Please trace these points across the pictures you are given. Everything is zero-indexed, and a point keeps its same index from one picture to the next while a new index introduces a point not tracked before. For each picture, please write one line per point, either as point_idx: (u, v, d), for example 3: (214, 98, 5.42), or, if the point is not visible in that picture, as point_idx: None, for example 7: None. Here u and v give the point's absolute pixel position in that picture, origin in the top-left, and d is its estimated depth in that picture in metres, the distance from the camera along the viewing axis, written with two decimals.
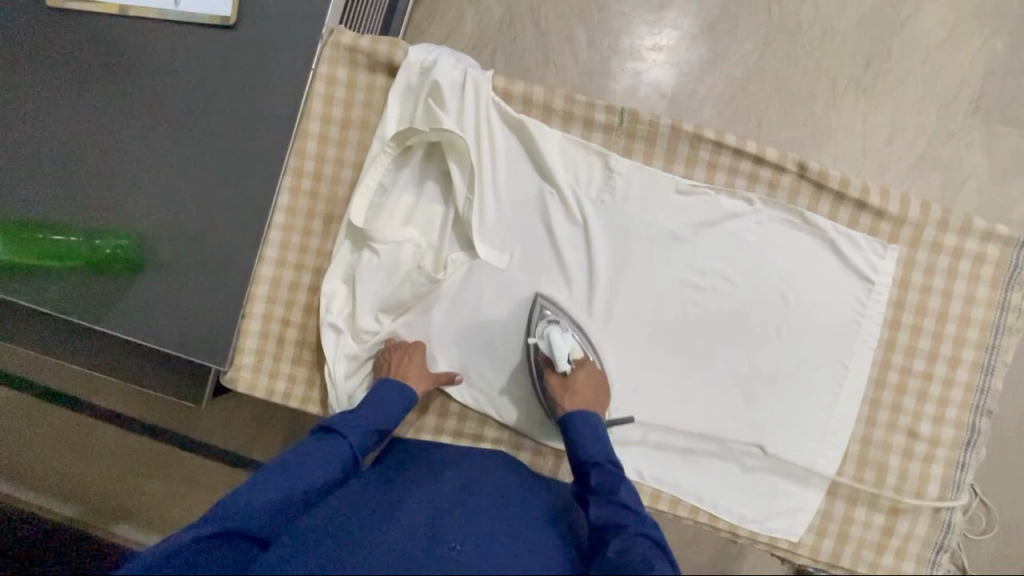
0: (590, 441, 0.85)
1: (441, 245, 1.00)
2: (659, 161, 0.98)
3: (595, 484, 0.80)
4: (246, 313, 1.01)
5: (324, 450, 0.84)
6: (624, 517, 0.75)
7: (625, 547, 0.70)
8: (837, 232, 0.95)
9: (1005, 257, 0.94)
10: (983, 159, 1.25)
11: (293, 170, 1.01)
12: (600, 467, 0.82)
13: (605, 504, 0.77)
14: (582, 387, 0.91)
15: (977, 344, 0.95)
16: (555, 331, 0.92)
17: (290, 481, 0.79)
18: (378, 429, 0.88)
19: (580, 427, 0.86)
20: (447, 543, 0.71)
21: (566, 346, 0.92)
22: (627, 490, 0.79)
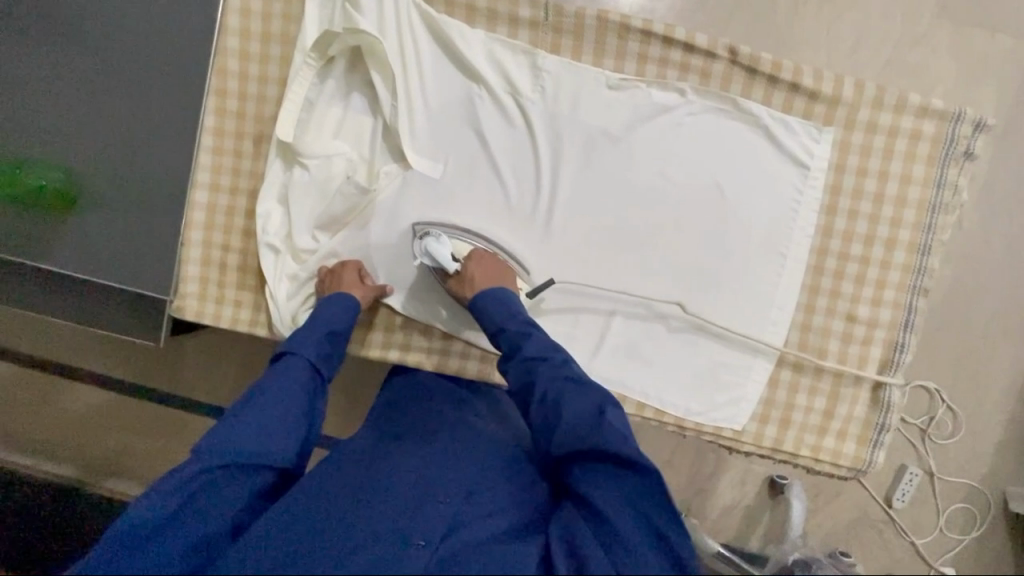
0: (495, 310, 0.87)
1: (373, 157, 0.98)
2: (587, 57, 0.96)
3: (506, 348, 0.83)
4: (185, 241, 1.01)
5: (292, 373, 0.84)
6: (531, 368, 0.78)
7: (541, 399, 0.74)
8: (772, 117, 0.94)
9: (941, 132, 0.93)
10: (948, 62, 1.26)
11: (216, 90, 0.98)
12: (507, 331, 0.84)
13: (517, 364, 0.80)
14: (474, 273, 0.92)
15: (914, 224, 0.95)
16: (429, 240, 0.94)
17: (266, 410, 0.79)
18: (330, 331, 0.90)
19: (479, 309, 0.88)
20: (436, 498, 0.72)
21: (444, 248, 0.93)
22: (537, 337, 0.82)
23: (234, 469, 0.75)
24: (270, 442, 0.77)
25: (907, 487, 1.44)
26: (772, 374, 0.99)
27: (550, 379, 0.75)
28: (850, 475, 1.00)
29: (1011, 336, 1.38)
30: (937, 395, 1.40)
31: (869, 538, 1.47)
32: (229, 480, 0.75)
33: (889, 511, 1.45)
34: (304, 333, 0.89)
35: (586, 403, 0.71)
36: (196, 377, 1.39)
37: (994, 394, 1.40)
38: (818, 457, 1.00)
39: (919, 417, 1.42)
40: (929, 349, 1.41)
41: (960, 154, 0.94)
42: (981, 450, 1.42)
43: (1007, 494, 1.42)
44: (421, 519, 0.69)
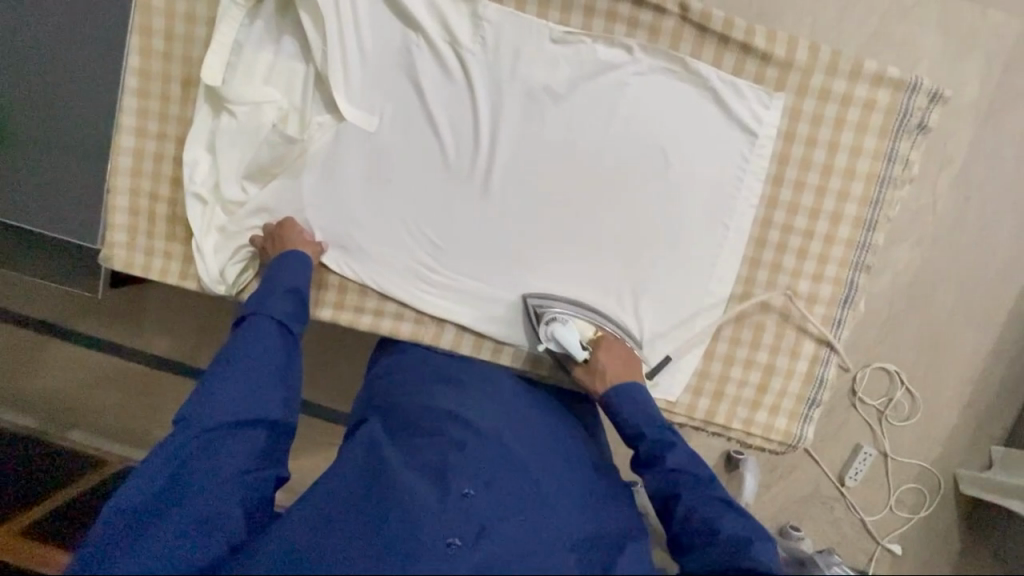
0: (633, 413, 0.83)
1: (305, 107, 0.94)
2: (532, 7, 0.91)
3: (646, 456, 0.81)
4: (111, 187, 0.97)
5: (262, 335, 0.83)
6: (679, 482, 0.77)
7: (691, 509, 0.75)
8: (722, 80, 0.90)
9: (895, 102, 0.90)
10: (939, 35, 1.24)
11: (141, 28, 0.93)
12: (648, 438, 0.81)
13: (658, 474, 0.79)
14: (605, 364, 0.89)
15: (861, 198, 0.92)
16: (558, 328, 0.90)
17: (235, 373, 0.79)
18: (291, 288, 0.87)
19: (620, 411, 0.84)
20: (459, 492, 0.72)
21: (574, 335, 0.90)
22: (680, 447, 0.80)
23: (222, 436, 0.76)
24: (252, 405, 0.78)
25: (861, 465, 1.44)
26: (707, 346, 0.98)
27: (701, 498, 0.76)
28: (780, 449, 1.00)
29: (971, 321, 1.37)
30: (902, 380, 1.40)
31: (817, 513, 1.48)
32: (221, 447, 0.75)
33: (841, 488, 1.45)
34: (265, 293, 0.87)
35: (740, 522, 0.75)
36: (155, 334, 1.36)
37: (948, 378, 1.40)
38: (749, 430, 0.99)
39: (878, 398, 1.42)
40: (890, 331, 1.39)
41: (914, 127, 0.91)
42: (931, 433, 1.43)
43: (958, 475, 1.43)
44: (453, 515, 0.69)
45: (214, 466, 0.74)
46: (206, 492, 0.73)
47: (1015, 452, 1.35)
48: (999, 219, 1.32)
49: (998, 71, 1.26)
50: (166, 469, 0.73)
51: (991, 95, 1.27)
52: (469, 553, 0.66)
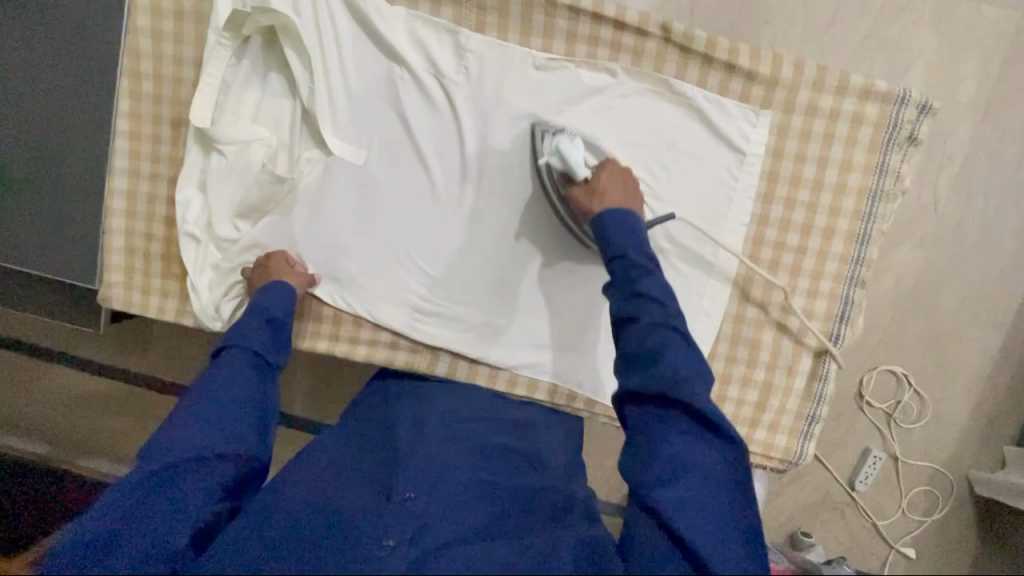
0: (620, 230, 0.78)
1: (294, 142, 0.95)
2: (514, 35, 0.91)
3: (617, 274, 0.76)
4: (106, 229, 0.98)
5: (237, 365, 0.80)
6: (638, 305, 0.72)
7: (640, 335, 0.70)
8: (706, 100, 0.90)
9: (884, 115, 0.89)
10: (932, 35, 1.23)
11: (130, 72, 0.94)
12: (626, 256, 0.76)
13: (625, 295, 0.74)
14: (608, 186, 0.84)
15: (853, 213, 0.92)
16: (563, 141, 0.86)
17: (211, 403, 0.75)
18: (268, 318, 0.86)
19: (607, 222, 0.79)
20: (402, 497, 0.74)
21: (577, 152, 0.86)
22: (651, 277, 0.73)
23: (186, 467, 0.70)
24: (223, 437, 0.74)
25: (871, 469, 1.42)
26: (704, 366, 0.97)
27: (655, 322, 0.70)
28: (781, 466, 0.99)
29: (976, 323, 1.36)
30: (911, 384, 1.38)
31: (830, 520, 1.45)
32: (184, 477, 0.70)
33: (852, 493, 1.43)
34: (241, 324, 0.85)
35: (687, 356, 0.69)
36: (163, 364, 1.38)
37: (955, 381, 1.38)
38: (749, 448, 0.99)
39: (886, 401, 1.40)
40: (894, 336, 1.38)
41: (903, 140, 0.90)
42: (940, 438, 1.41)
43: (970, 477, 1.41)
44: (393, 517, 0.71)
45: (173, 498, 0.69)
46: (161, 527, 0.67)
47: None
48: (1000, 220, 1.31)
49: (995, 70, 1.25)
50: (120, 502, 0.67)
51: (988, 94, 1.26)
52: (405, 554, 0.66)
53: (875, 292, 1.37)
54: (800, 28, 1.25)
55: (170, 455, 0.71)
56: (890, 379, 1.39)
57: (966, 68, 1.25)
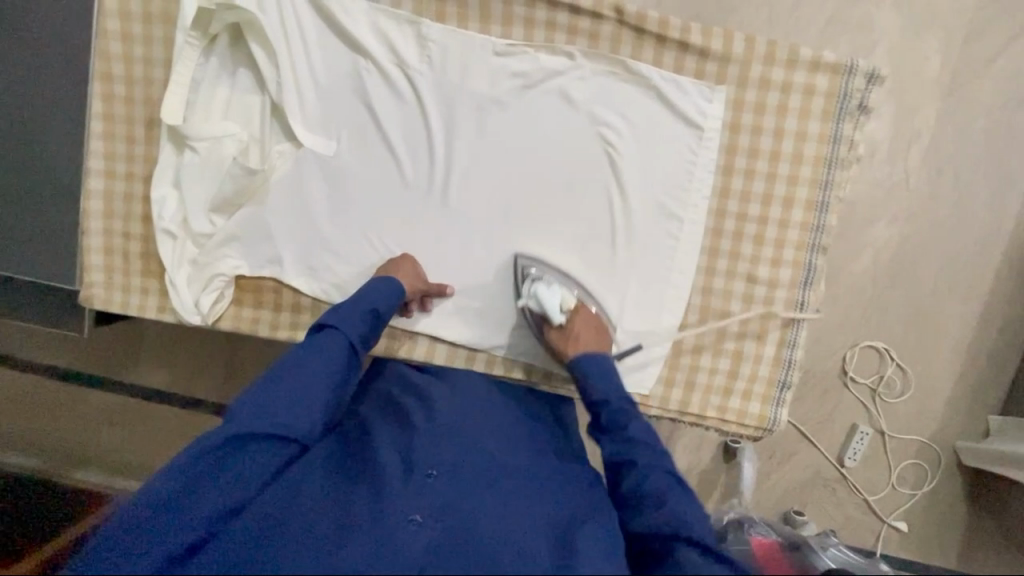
0: (599, 381, 0.82)
1: (265, 136, 0.97)
2: (474, 23, 0.94)
3: (606, 422, 0.78)
4: (84, 229, 1.00)
5: (330, 350, 0.82)
6: (632, 450, 0.75)
7: (637, 484, 0.73)
8: (663, 78, 0.93)
9: (835, 85, 0.92)
10: (893, 13, 1.28)
11: (102, 75, 0.97)
12: (611, 405, 0.79)
13: (618, 441, 0.77)
14: (581, 333, 0.90)
15: (811, 182, 0.95)
16: (541, 286, 0.92)
17: (300, 382, 0.79)
18: (372, 309, 0.87)
19: (583, 369, 0.84)
20: (424, 473, 0.76)
21: (556, 297, 0.91)
22: (639, 421, 0.77)
23: (261, 440, 0.75)
24: (297, 418, 0.77)
25: (859, 445, 1.44)
26: (675, 338, 1.00)
27: (648, 466, 0.73)
28: (756, 434, 1.01)
29: (951, 292, 1.38)
30: (889, 353, 1.41)
31: (822, 496, 1.46)
32: (258, 447, 0.75)
33: (842, 470, 1.45)
34: (343, 307, 0.87)
35: (688, 501, 0.71)
36: (154, 369, 1.40)
37: (933, 350, 1.41)
38: (724, 417, 1.01)
39: (870, 376, 1.43)
40: (872, 307, 1.40)
41: (855, 108, 0.93)
42: (923, 407, 1.42)
43: (957, 447, 1.41)
44: (417, 494, 0.73)
45: (243, 466, 0.74)
46: (227, 485, 0.73)
47: (1011, 423, 1.33)
48: (969, 191, 1.34)
49: (955, 44, 1.29)
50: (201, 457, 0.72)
51: (950, 67, 1.30)
52: (431, 530, 0.70)
53: (850, 266, 1.39)
54: (768, 12, 1.29)
55: (253, 423, 0.75)
56: (868, 349, 1.42)
57: (927, 42, 1.29)
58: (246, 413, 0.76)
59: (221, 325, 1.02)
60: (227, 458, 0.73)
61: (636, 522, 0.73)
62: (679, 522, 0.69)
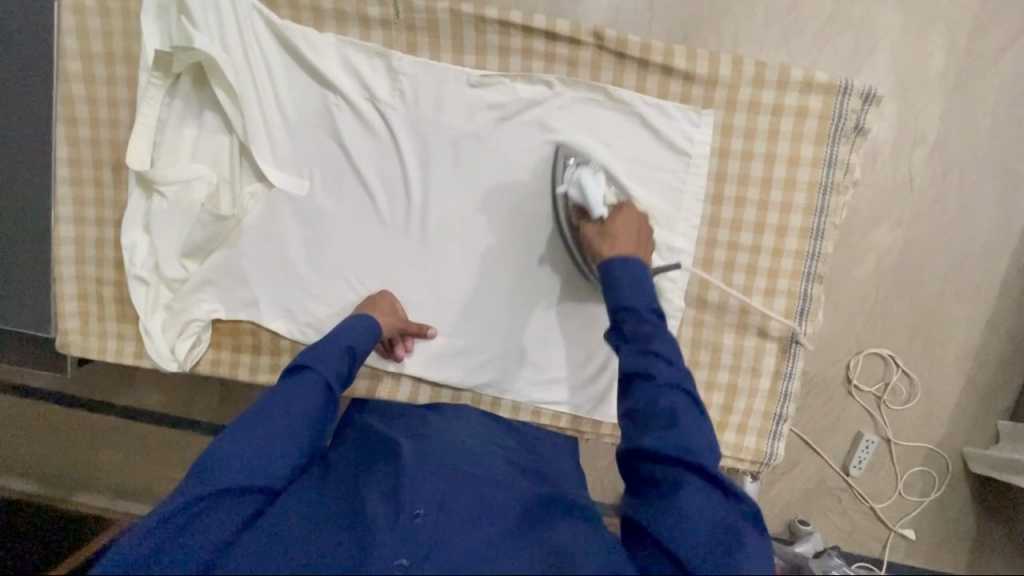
0: (632, 283, 0.73)
1: (235, 177, 0.94)
2: (447, 53, 0.90)
3: (629, 330, 0.71)
4: (57, 277, 0.98)
5: (302, 389, 0.77)
6: (654, 365, 0.68)
7: (655, 398, 0.67)
8: (647, 104, 0.89)
9: (829, 107, 0.88)
10: (897, 13, 1.22)
11: (66, 119, 0.94)
12: (637, 316, 0.71)
13: (636, 351, 0.70)
14: (621, 230, 0.80)
15: (805, 208, 0.90)
16: (587, 174, 0.84)
17: (270, 425, 0.74)
18: (348, 346, 0.84)
19: (616, 270, 0.75)
20: (411, 512, 0.68)
21: (598, 188, 0.83)
22: (663, 333, 0.70)
23: (229, 493, 0.70)
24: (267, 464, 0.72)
25: (865, 454, 1.38)
26: None
27: (668, 386, 0.67)
28: (753, 468, 0.98)
29: (959, 302, 1.33)
30: (897, 366, 1.36)
31: (827, 506, 1.42)
32: (227, 500, 0.70)
33: (847, 478, 1.40)
34: (320, 345, 0.83)
35: (700, 423, 0.67)
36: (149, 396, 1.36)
37: (940, 364, 1.36)
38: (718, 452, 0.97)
39: (875, 384, 1.38)
40: (877, 315, 1.35)
41: (850, 130, 0.88)
42: (930, 421, 1.38)
43: (965, 455, 1.37)
44: (403, 533, 0.66)
45: (212, 522, 0.68)
46: (202, 543, 0.68)
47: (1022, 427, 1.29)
48: (976, 197, 1.29)
49: (960, 45, 1.23)
50: (170, 516, 0.67)
51: (956, 70, 1.24)
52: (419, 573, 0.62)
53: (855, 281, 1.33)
54: (763, 15, 1.23)
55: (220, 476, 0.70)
56: (873, 364, 1.37)
57: (933, 44, 1.23)
58: (213, 463, 0.71)
59: (200, 370, 1.00)
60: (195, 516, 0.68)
61: (645, 436, 0.66)
62: (684, 448, 0.64)
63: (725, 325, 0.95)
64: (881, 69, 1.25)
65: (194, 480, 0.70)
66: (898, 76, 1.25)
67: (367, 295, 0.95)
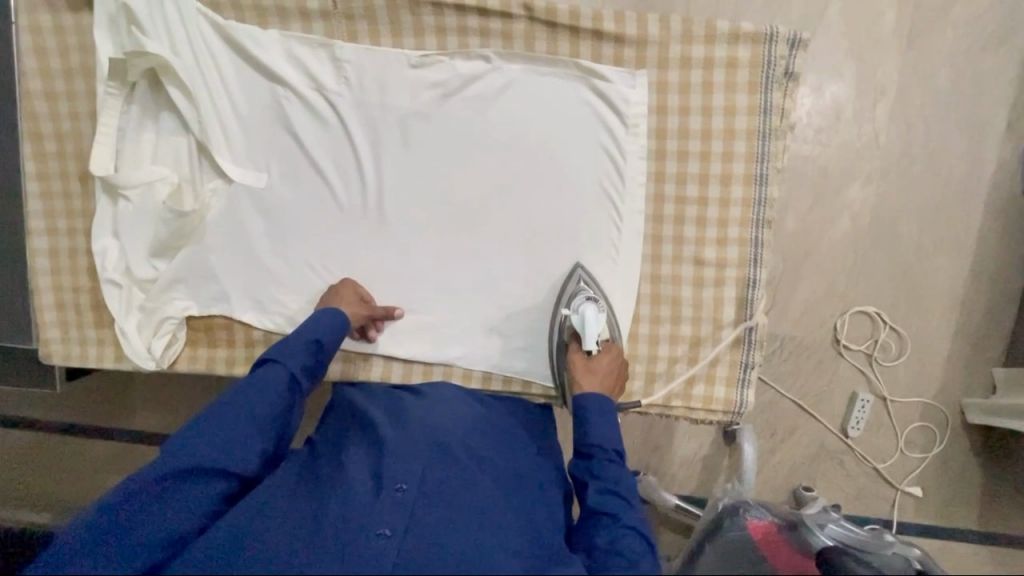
0: (603, 428, 0.79)
1: (196, 176, 0.97)
2: (386, 39, 0.94)
3: (597, 468, 0.76)
4: (33, 288, 1.01)
5: (271, 381, 0.80)
6: (616, 506, 0.72)
7: (612, 536, 0.70)
8: (581, 69, 0.92)
9: (758, 55, 0.90)
10: None
11: (33, 135, 0.98)
12: (607, 456, 0.76)
13: (602, 493, 0.74)
14: (601, 371, 0.87)
15: (746, 156, 0.92)
16: (591, 308, 0.90)
17: (238, 413, 0.77)
18: (314, 339, 0.85)
19: (590, 409, 0.81)
20: (392, 488, 0.73)
21: (597, 327, 0.89)
22: (628, 480, 0.75)
23: (203, 474, 0.73)
24: (236, 446, 0.75)
25: (861, 413, 1.34)
26: (630, 331, 0.97)
27: (625, 524, 0.71)
28: (726, 419, 0.99)
29: (940, 249, 1.31)
30: (882, 321, 1.33)
31: (830, 471, 1.37)
32: (201, 480, 0.73)
33: (847, 440, 1.35)
34: (287, 339, 0.85)
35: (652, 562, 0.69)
36: (158, 413, 1.36)
37: (927, 313, 1.32)
38: (690, 404, 0.98)
39: (863, 342, 1.34)
40: (859, 272, 1.33)
41: (782, 76, 0.91)
42: (924, 373, 1.34)
43: (964, 407, 1.32)
44: (386, 508, 0.71)
45: (187, 497, 0.72)
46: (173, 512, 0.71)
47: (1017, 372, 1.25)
48: (943, 143, 1.28)
49: None
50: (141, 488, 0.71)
51: (902, 18, 1.26)
52: (399, 542, 0.67)
53: (831, 236, 1.32)
54: None
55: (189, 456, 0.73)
56: (860, 319, 1.33)
57: None
58: (184, 443, 0.74)
59: (178, 368, 1.02)
60: (166, 490, 0.72)
61: (606, 564, 0.69)
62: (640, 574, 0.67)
63: (684, 277, 0.96)
64: (829, 24, 1.27)
65: (164, 457, 0.73)
66: (845, 29, 1.26)
67: (330, 283, 0.98)
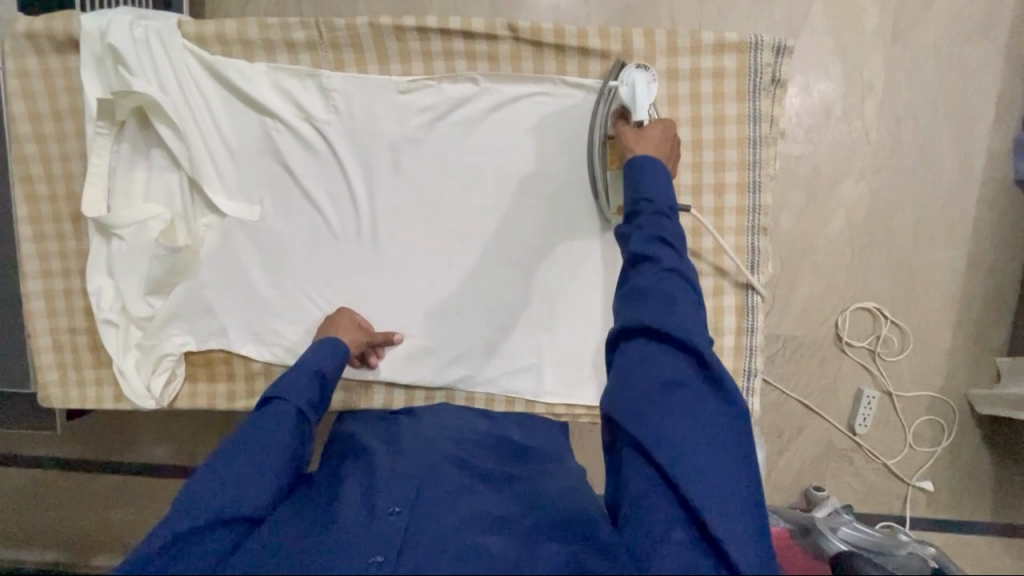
0: (655, 181, 0.69)
1: (189, 212, 0.97)
2: (373, 66, 0.94)
3: (641, 218, 0.67)
4: (29, 331, 1.00)
5: (277, 420, 0.75)
6: (663, 250, 0.64)
7: (656, 280, 0.63)
8: (569, 85, 0.92)
9: (744, 64, 0.91)
10: None
11: (24, 179, 0.97)
12: (653, 206, 0.67)
13: (645, 236, 0.66)
14: (653, 137, 0.77)
15: (738, 164, 0.92)
16: (641, 79, 0.82)
17: (246, 457, 0.70)
18: (317, 371, 0.82)
19: (643, 169, 0.71)
20: (385, 511, 0.68)
21: (648, 102, 0.82)
22: (674, 227, 0.66)
23: (212, 532, 0.65)
24: (244, 494, 0.68)
25: (868, 410, 1.33)
26: None
27: (672, 269, 0.64)
28: None
29: (937, 244, 1.31)
30: (884, 317, 1.32)
31: (840, 471, 1.36)
32: (201, 543, 0.64)
33: (855, 438, 1.34)
34: (289, 376, 0.81)
35: (694, 311, 0.63)
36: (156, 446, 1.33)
37: (928, 308, 1.32)
38: None
39: (865, 339, 1.33)
40: (858, 270, 1.32)
41: (768, 83, 0.91)
42: (929, 368, 1.33)
43: (971, 399, 1.31)
44: (378, 533, 0.65)
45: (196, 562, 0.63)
46: None
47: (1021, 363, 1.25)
48: (933, 138, 1.29)
49: None
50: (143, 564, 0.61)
51: (885, 17, 1.26)
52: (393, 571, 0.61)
53: (828, 235, 1.32)
54: None
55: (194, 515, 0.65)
56: (861, 316, 1.33)
57: None
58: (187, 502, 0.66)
59: (179, 404, 1.01)
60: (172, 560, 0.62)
61: (647, 313, 0.62)
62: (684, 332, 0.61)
63: None
64: (814, 26, 1.27)
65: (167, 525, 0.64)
66: (830, 30, 1.27)
67: (326, 313, 0.97)
